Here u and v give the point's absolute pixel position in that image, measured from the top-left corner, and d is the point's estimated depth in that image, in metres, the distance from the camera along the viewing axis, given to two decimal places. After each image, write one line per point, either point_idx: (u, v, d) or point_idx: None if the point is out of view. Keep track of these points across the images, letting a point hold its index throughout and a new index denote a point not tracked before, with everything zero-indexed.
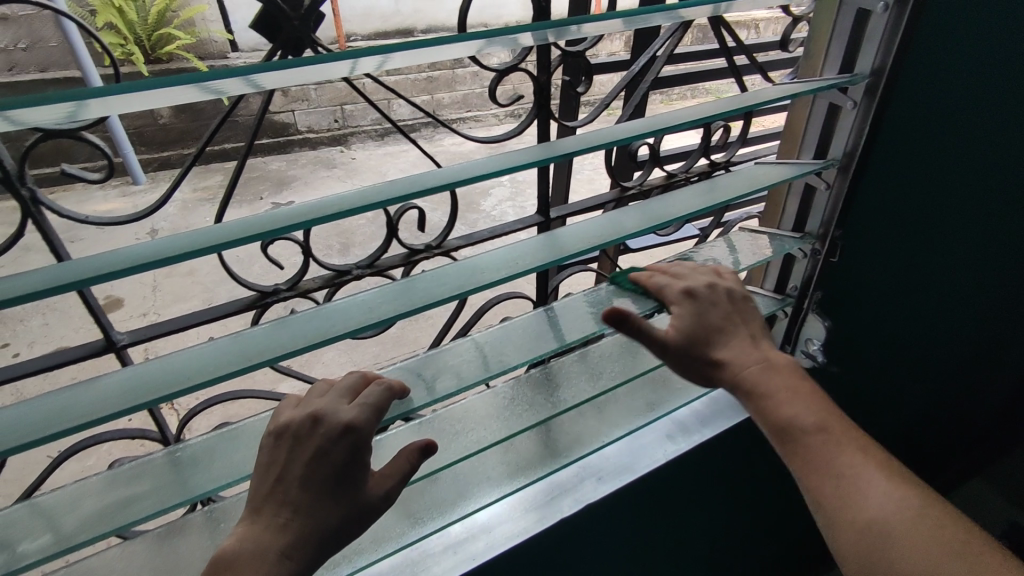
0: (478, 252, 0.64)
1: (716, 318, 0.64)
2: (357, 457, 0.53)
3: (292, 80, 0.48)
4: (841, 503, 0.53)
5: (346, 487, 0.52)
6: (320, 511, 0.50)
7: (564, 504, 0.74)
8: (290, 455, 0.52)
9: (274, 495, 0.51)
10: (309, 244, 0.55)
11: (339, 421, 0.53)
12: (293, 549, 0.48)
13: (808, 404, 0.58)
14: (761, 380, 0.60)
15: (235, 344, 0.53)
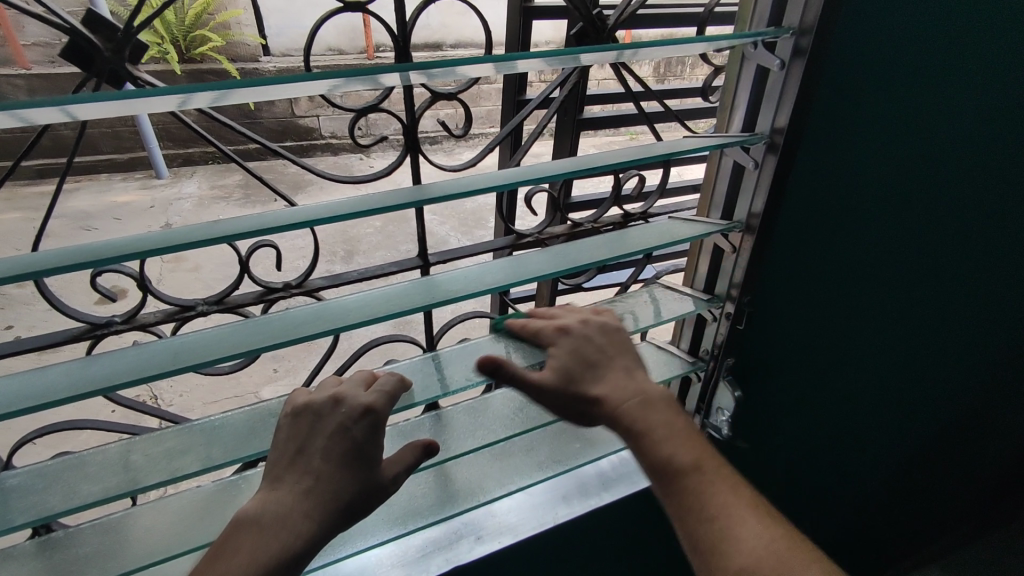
0: (341, 293, 0.60)
1: (622, 380, 0.61)
2: (377, 439, 0.53)
3: (110, 112, 0.45)
4: (699, 526, 0.51)
5: (366, 464, 0.52)
6: (342, 480, 0.51)
7: (434, 562, 0.70)
8: (311, 430, 0.53)
9: (295, 464, 0.51)
10: (144, 278, 0.53)
11: (362, 402, 0.54)
12: (313, 514, 0.49)
13: (660, 438, 0.56)
14: (622, 413, 0.58)
15: (46, 376, 0.49)
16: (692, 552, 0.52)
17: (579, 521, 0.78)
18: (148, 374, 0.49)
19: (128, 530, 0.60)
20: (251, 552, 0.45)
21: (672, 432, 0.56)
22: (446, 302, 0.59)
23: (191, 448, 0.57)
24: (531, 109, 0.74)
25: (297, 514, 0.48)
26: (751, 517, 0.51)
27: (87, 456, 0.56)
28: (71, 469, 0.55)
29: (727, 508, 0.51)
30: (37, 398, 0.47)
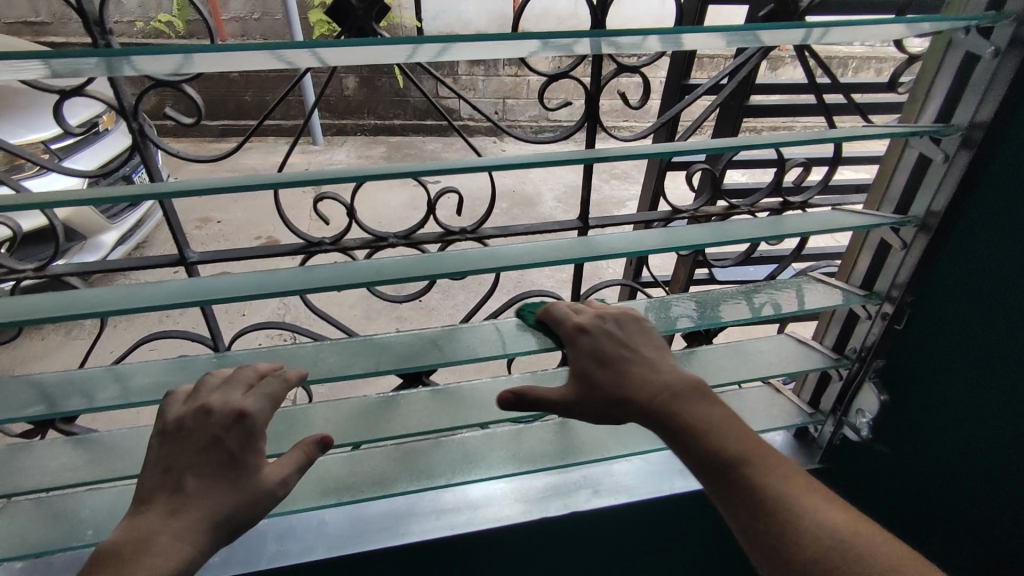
0: (510, 242, 0.67)
1: (644, 373, 0.59)
2: (251, 445, 0.54)
3: (355, 58, 0.55)
4: (763, 523, 0.49)
5: (241, 472, 0.53)
6: (213, 494, 0.51)
7: (554, 505, 0.75)
8: (182, 445, 0.54)
9: (164, 485, 0.52)
10: (354, 207, 0.62)
11: (234, 408, 0.56)
12: (185, 533, 0.48)
13: (727, 433, 0.54)
14: (663, 410, 0.55)
15: (271, 276, 0.60)
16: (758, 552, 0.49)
17: (694, 497, 0.80)
18: (347, 283, 0.59)
19: (306, 419, 0.75)
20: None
21: (718, 421, 0.54)
22: (599, 257, 0.65)
23: (365, 354, 0.70)
24: (701, 91, 0.75)
25: (169, 534, 0.48)
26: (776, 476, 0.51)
27: (288, 349, 0.70)
28: (276, 356, 0.69)
29: (808, 500, 0.50)
30: (268, 288, 0.58)
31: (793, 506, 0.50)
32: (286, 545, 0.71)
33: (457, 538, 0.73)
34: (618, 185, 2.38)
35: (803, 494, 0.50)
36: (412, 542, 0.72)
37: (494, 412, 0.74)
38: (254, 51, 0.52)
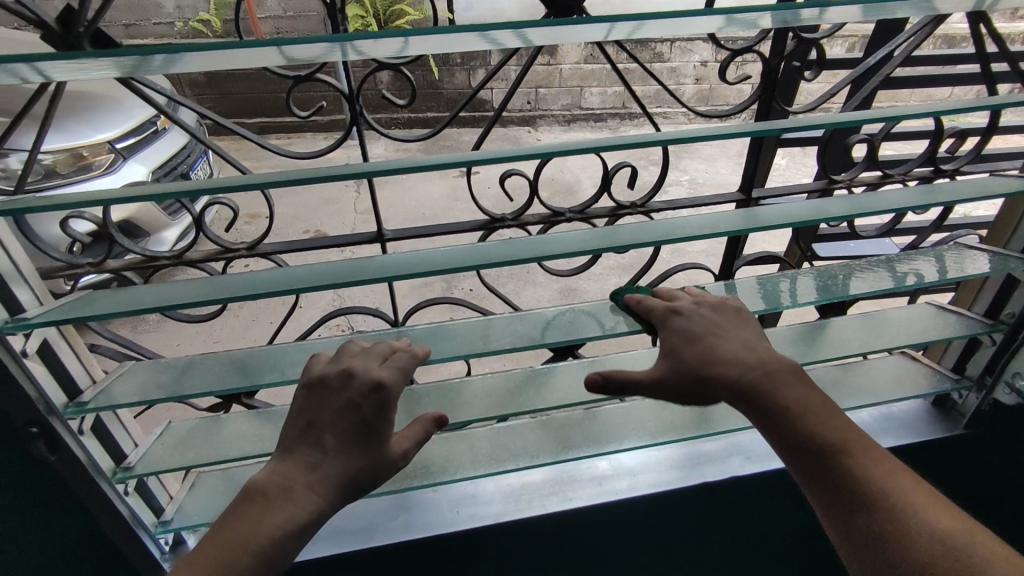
0: (677, 214, 0.71)
1: (736, 352, 0.55)
2: (386, 415, 0.53)
3: (555, 37, 0.57)
4: (875, 533, 0.47)
5: (374, 439, 0.52)
6: (348, 456, 0.51)
7: (709, 471, 0.79)
8: (323, 402, 0.53)
9: (305, 437, 0.52)
10: (538, 185, 0.65)
11: (374, 377, 0.54)
12: (320, 488, 0.49)
13: (828, 421, 0.51)
14: (758, 386, 0.52)
15: (449, 253, 0.65)
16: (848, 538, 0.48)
17: None
18: (521, 256, 0.63)
19: (467, 391, 0.77)
20: (258, 521, 0.46)
21: (818, 407, 0.51)
22: (765, 226, 0.67)
23: (529, 329, 0.73)
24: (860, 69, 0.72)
25: (305, 486, 0.48)
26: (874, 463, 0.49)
27: (451, 327, 0.71)
28: (439, 334, 0.71)
29: (902, 496, 0.47)
30: (451, 263, 0.63)
31: (899, 509, 0.47)
32: (463, 511, 0.75)
33: (620, 503, 0.77)
34: (659, 170, 2.40)
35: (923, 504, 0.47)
36: (580, 507, 0.76)
37: None
38: (469, 34, 0.54)
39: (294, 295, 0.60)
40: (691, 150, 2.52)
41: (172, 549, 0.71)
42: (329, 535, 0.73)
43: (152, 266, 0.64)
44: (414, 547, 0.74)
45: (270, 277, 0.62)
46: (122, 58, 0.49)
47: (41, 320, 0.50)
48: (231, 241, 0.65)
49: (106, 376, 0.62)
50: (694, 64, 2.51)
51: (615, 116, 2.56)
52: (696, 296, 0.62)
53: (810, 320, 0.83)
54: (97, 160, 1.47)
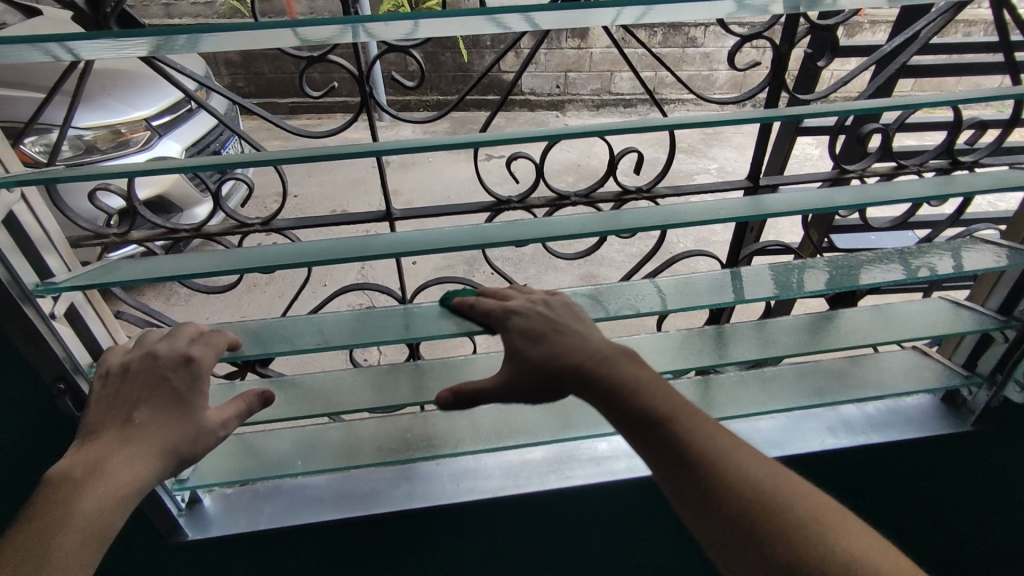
0: (683, 201, 0.71)
1: (579, 343, 0.59)
2: (195, 386, 0.58)
3: (562, 22, 0.58)
4: (754, 531, 0.47)
5: (184, 408, 0.56)
6: (161, 429, 0.54)
7: None
8: (129, 382, 0.56)
9: (116, 416, 0.54)
10: (543, 169, 0.66)
11: (183, 352, 0.59)
12: (132, 460, 0.52)
13: (651, 393, 0.53)
14: (599, 370, 0.55)
15: (456, 232, 0.67)
16: (714, 540, 0.48)
17: (841, 456, 0.83)
18: (522, 236, 0.65)
19: (470, 368, 0.80)
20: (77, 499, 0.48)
21: (653, 384, 0.54)
22: (768, 213, 0.67)
23: None
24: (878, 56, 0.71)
25: (120, 461, 0.51)
26: (690, 429, 0.51)
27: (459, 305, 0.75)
28: (447, 312, 0.74)
29: (788, 493, 0.47)
30: (457, 242, 0.65)
31: (775, 507, 0.47)
32: (463, 485, 0.78)
33: (616, 484, 0.78)
34: (686, 159, 2.37)
35: (834, 522, 0.46)
36: (578, 485, 0.77)
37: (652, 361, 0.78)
38: (479, 18, 0.56)
39: (302, 268, 0.63)
40: (720, 139, 2.47)
41: (188, 507, 0.75)
42: (334, 501, 0.76)
43: (175, 239, 0.67)
44: (415, 516, 0.77)
45: (281, 251, 0.65)
46: (148, 37, 0.52)
47: (63, 285, 0.52)
48: (247, 216, 0.67)
49: (130, 341, 0.65)
50: (726, 51, 2.45)
51: (642, 103, 2.52)
52: (552, 296, 0.66)
53: (817, 312, 0.83)
54: (135, 137, 1.54)
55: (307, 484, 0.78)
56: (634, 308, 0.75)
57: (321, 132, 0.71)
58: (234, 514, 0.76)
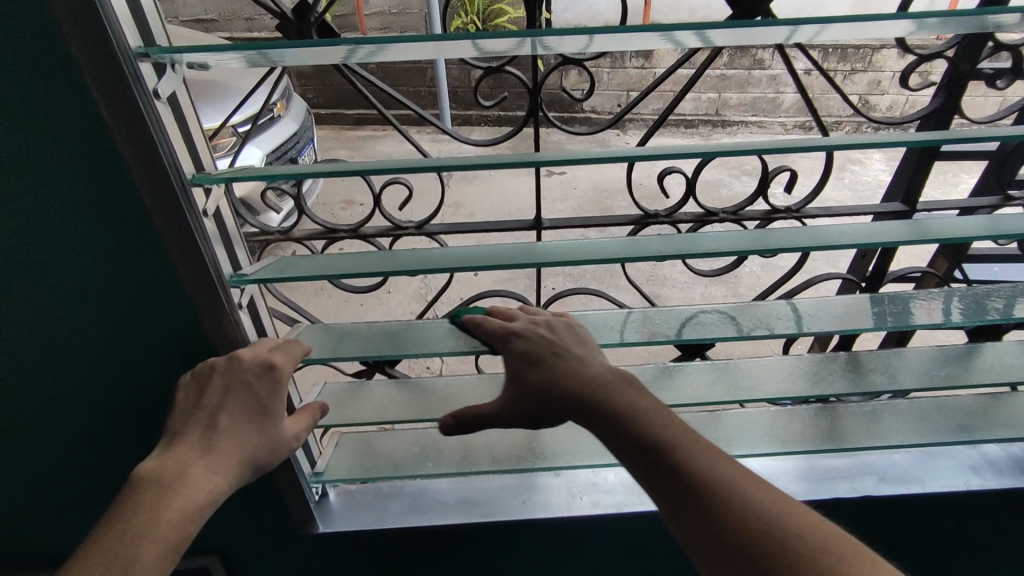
0: (830, 223, 0.70)
1: (583, 373, 0.55)
2: (277, 394, 0.57)
3: (734, 40, 0.58)
4: None
5: (268, 418, 0.56)
6: (243, 437, 0.54)
7: (840, 487, 0.77)
8: (218, 384, 0.56)
9: (197, 419, 0.54)
10: (694, 184, 0.66)
11: (265, 359, 0.57)
12: (215, 467, 0.51)
13: (671, 427, 0.49)
14: (591, 398, 0.53)
15: (602, 245, 0.67)
16: None
17: (982, 497, 0.78)
18: (668, 251, 0.66)
19: None
20: (158, 507, 0.48)
21: (661, 415, 0.50)
22: (932, 239, 0.65)
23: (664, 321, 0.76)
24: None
25: (201, 467, 0.51)
26: (750, 488, 0.44)
27: (589, 315, 0.76)
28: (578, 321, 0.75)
29: (785, 513, 0.43)
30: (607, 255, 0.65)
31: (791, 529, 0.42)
32: (587, 498, 0.78)
33: None
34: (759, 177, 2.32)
35: None
36: None
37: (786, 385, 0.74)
38: (652, 34, 0.56)
39: (450, 274, 0.64)
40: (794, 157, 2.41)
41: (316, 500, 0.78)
42: (459, 505, 0.77)
43: (333, 238, 0.67)
44: (539, 527, 0.77)
45: (431, 256, 0.66)
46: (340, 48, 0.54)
47: (253, 276, 0.54)
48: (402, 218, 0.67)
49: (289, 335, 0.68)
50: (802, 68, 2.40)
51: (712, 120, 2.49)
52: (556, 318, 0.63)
53: (961, 343, 0.79)
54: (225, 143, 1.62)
55: (428, 486, 0.80)
56: (770, 330, 0.74)
57: (487, 139, 0.73)
58: (356, 511, 0.77)
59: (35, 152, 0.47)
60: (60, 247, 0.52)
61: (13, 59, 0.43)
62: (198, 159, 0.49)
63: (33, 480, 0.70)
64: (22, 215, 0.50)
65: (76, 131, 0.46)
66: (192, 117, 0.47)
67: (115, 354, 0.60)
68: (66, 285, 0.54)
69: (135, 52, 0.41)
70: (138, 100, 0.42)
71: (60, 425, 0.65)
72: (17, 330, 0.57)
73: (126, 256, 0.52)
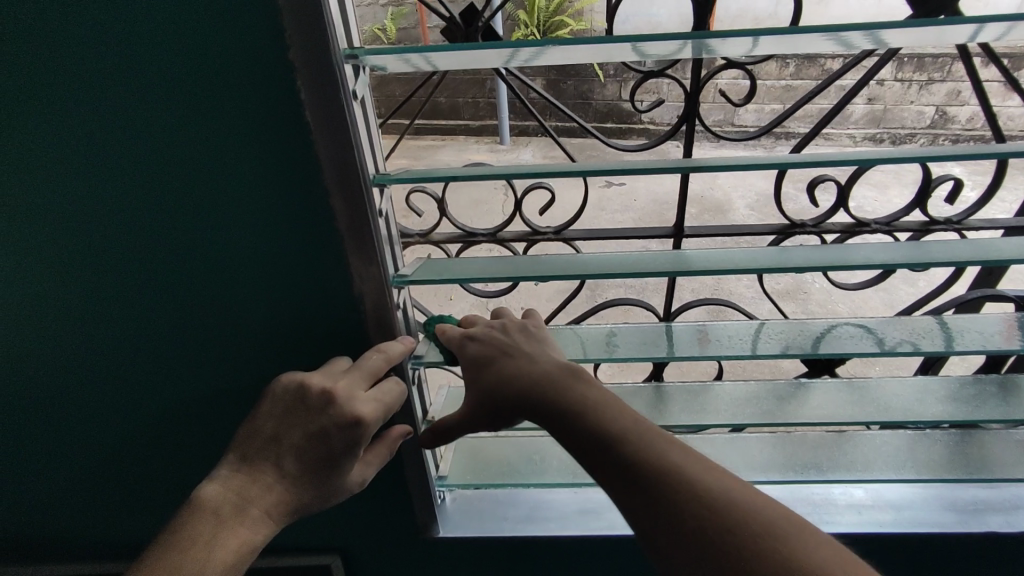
0: (995, 237, 0.65)
1: (479, 331, 0.58)
2: (352, 449, 0.56)
3: (911, 40, 0.54)
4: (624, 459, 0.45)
5: (335, 469, 0.56)
6: (302, 484, 0.56)
7: (992, 520, 0.73)
8: (300, 422, 0.55)
9: (266, 451, 0.56)
10: (847, 194, 0.67)
11: (353, 413, 0.54)
12: (268, 512, 0.54)
13: (544, 367, 0.53)
14: (490, 349, 0.56)
15: (748, 253, 0.64)
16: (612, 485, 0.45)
17: None
18: (822, 262, 0.61)
19: (716, 397, 0.74)
20: (210, 541, 0.51)
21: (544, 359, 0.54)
22: None
23: (796, 333, 0.72)
24: None
25: (257, 509, 0.54)
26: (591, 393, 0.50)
27: (717, 326, 0.73)
28: (707, 332, 0.72)
29: (636, 419, 0.48)
30: (756, 264, 0.61)
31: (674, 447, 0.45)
32: None
33: (883, 536, 0.74)
34: None
35: (718, 469, 0.44)
36: (841, 532, 0.74)
37: (932, 408, 0.69)
38: (817, 35, 0.52)
39: (578, 281, 0.60)
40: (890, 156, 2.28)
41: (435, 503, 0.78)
42: (578, 516, 0.76)
43: (473, 243, 0.71)
44: None
45: (559, 263, 0.63)
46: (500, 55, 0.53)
47: (414, 277, 0.57)
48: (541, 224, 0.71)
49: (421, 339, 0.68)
50: None
51: None
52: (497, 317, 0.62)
53: None
54: None
55: (543, 494, 0.79)
56: (917, 348, 0.68)
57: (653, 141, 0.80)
58: (470, 518, 0.77)
59: (241, 159, 0.51)
60: (248, 246, 0.56)
61: (235, 75, 0.47)
62: (377, 159, 0.52)
63: (190, 464, 0.76)
64: (220, 217, 0.54)
65: (279, 139, 0.49)
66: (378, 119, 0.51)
67: (279, 345, 0.64)
68: (247, 282, 0.59)
69: (345, 52, 0.45)
70: (339, 101, 0.46)
71: (221, 413, 0.71)
72: (198, 324, 0.62)
73: (302, 253, 0.56)
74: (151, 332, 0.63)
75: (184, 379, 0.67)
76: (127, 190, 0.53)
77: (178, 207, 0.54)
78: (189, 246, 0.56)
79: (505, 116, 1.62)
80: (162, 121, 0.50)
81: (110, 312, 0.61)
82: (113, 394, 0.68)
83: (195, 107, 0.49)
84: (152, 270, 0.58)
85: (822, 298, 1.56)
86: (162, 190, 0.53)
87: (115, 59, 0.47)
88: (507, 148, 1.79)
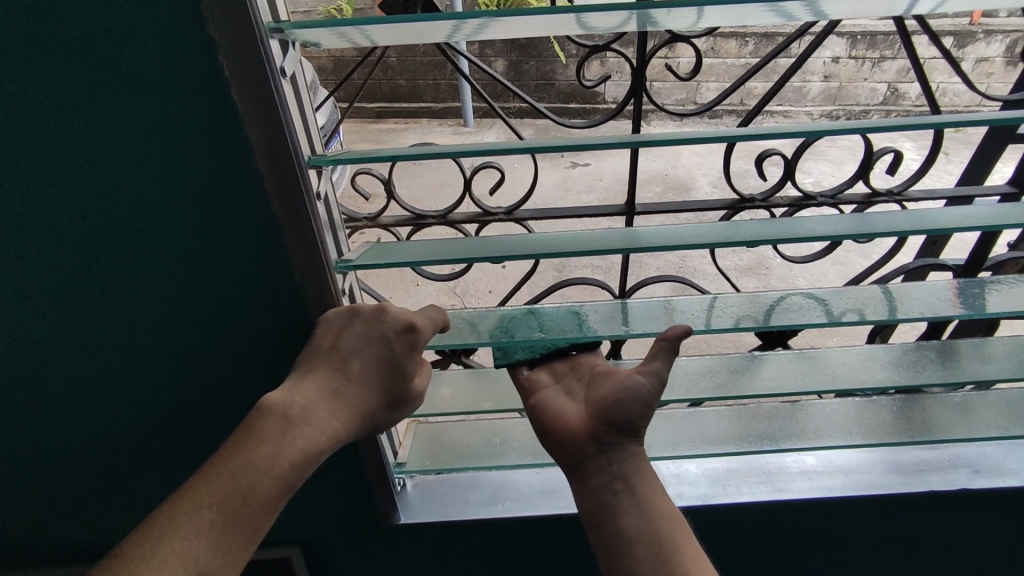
0: (931, 207, 0.66)
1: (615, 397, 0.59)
2: (414, 355, 0.56)
3: (847, 11, 0.54)
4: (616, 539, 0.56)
5: (398, 375, 0.56)
6: (367, 388, 0.56)
7: (934, 478, 0.76)
8: (355, 330, 0.56)
9: (328, 360, 0.56)
10: (790, 168, 0.68)
11: (407, 317, 0.56)
12: (337, 413, 0.54)
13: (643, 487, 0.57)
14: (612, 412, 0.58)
15: (695, 228, 0.64)
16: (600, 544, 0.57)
17: None
18: (766, 235, 0.62)
19: (672, 372, 0.74)
20: (278, 441, 0.52)
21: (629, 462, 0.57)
22: None
23: (747, 306, 0.73)
24: None
25: (324, 409, 0.54)
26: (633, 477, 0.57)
27: (670, 301, 0.73)
28: (660, 308, 0.72)
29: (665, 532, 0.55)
30: (702, 239, 0.62)
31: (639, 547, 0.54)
32: (671, 490, 0.78)
33: (833, 500, 0.76)
34: None
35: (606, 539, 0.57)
36: (793, 499, 0.76)
37: (875, 374, 0.72)
38: (758, 5, 0.52)
39: (527, 260, 0.60)
40: None
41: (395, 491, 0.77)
42: (539, 495, 0.77)
43: (421, 225, 0.69)
44: None
45: (511, 244, 0.62)
46: (438, 30, 0.51)
47: (358, 261, 0.55)
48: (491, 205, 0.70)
49: None
50: None
51: None
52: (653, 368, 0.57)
53: None
54: None
55: (503, 476, 0.79)
56: (861, 316, 0.70)
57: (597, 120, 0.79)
58: (432, 504, 0.76)
59: (170, 143, 0.48)
60: (183, 237, 0.54)
61: (156, 53, 0.44)
62: (314, 140, 0.50)
63: (135, 467, 0.73)
64: (149, 205, 0.52)
65: (209, 121, 0.47)
66: (312, 98, 0.49)
67: (227, 338, 0.62)
68: (184, 274, 0.56)
69: (268, 26, 0.42)
70: (268, 78, 0.44)
71: (166, 412, 0.68)
72: (134, 321, 0.59)
73: (242, 240, 0.54)
74: (84, 331, 0.60)
75: (124, 379, 0.64)
76: (46, 181, 0.50)
77: (104, 196, 0.51)
78: (121, 241, 0.54)
79: (468, 96, 1.59)
80: (77, 103, 0.46)
81: (35, 311, 0.58)
82: (46, 399, 0.65)
83: (117, 89, 0.46)
84: (78, 264, 0.55)
85: (782, 273, 1.60)
86: (85, 178, 0.50)
87: (23, 38, 0.44)
88: (470, 131, 1.77)
